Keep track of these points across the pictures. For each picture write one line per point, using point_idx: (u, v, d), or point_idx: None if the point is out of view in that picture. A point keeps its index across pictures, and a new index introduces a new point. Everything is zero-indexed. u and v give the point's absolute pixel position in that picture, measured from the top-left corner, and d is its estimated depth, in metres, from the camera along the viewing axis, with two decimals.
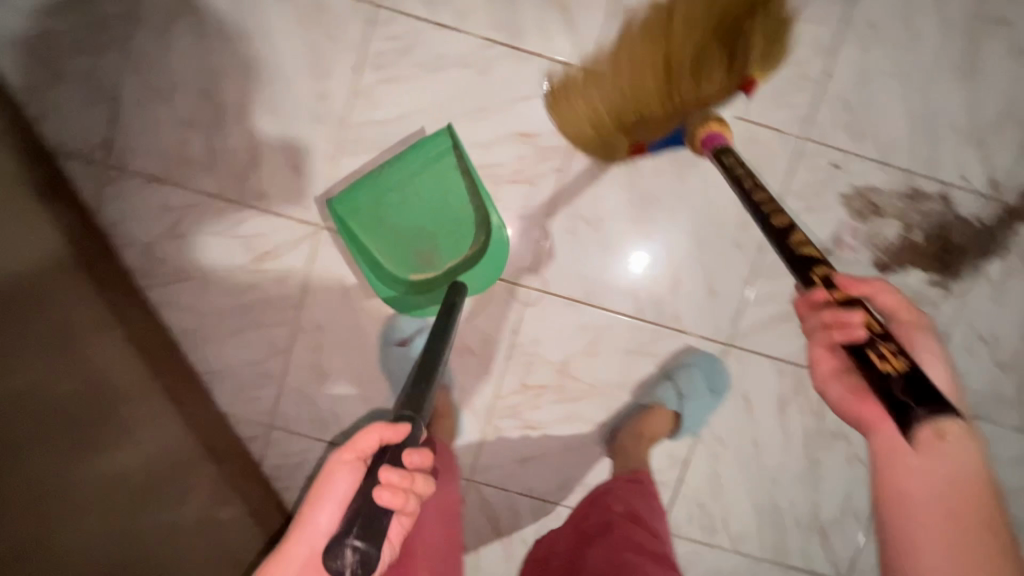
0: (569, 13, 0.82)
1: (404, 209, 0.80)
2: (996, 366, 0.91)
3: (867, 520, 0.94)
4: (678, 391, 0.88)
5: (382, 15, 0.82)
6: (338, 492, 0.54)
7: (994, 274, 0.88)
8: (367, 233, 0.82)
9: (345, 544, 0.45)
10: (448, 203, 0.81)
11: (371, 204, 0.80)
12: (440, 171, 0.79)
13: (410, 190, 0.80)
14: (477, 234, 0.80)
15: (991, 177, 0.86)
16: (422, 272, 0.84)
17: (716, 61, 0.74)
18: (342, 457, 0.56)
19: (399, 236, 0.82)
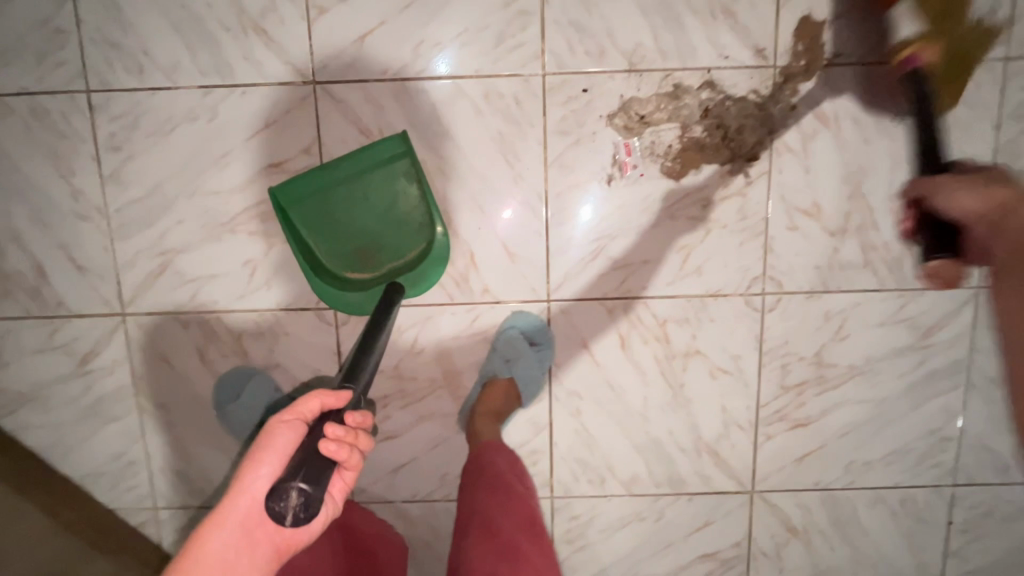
0: (269, 34, 0.81)
1: (352, 208, 0.82)
2: (832, 234, 0.86)
3: (752, 426, 0.91)
4: (504, 357, 0.87)
5: (98, 98, 0.82)
6: (280, 446, 0.57)
7: (791, 143, 0.83)
8: (310, 228, 0.82)
9: (290, 487, 0.52)
10: (397, 205, 0.82)
11: (315, 198, 0.80)
12: (387, 174, 0.81)
13: (360, 191, 0.81)
14: (419, 239, 0.84)
15: (752, 47, 0.81)
16: (361, 268, 0.85)
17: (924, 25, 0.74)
18: (285, 415, 0.58)
19: (344, 235, 0.83)
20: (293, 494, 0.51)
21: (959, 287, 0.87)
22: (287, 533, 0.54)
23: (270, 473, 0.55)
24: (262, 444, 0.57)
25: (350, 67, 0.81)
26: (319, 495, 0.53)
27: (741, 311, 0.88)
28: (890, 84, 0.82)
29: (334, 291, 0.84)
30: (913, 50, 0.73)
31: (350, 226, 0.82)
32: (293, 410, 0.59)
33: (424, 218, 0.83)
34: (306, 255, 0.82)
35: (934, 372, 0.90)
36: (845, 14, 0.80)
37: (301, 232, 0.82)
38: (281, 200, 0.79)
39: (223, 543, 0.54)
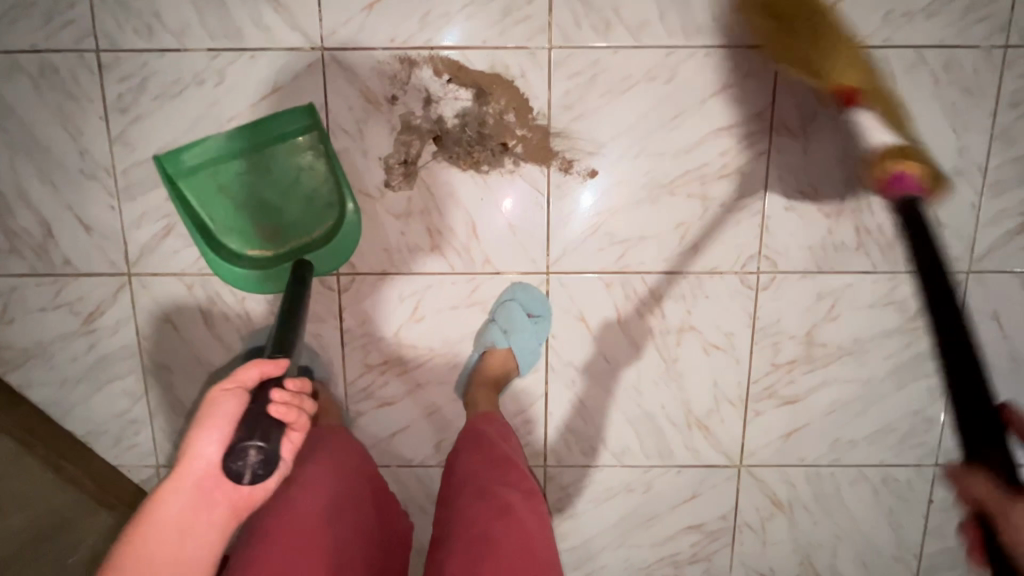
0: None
1: (252, 181, 0.86)
2: (827, 215, 0.87)
3: (741, 401, 0.94)
4: (503, 328, 0.87)
5: (107, 59, 0.83)
6: (224, 415, 0.60)
7: (790, 125, 0.85)
8: (207, 200, 0.87)
9: (248, 445, 0.54)
10: (302, 179, 0.87)
11: (212, 169, 0.86)
12: (292, 146, 0.85)
13: (262, 164, 0.86)
14: (328, 216, 0.88)
15: (756, 27, 0.82)
16: (263, 245, 0.89)
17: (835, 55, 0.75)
18: (225, 384, 0.62)
19: (244, 210, 0.87)
20: (252, 453, 0.54)
21: (948, 271, 0.89)
22: (245, 492, 0.59)
23: (220, 438, 0.59)
24: (209, 413, 0.60)
25: (357, 35, 0.82)
26: (276, 451, 0.55)
27: (735, 288, 0.90)
28: (890, 68, 0.83)
29: (233, 266, 0.88)
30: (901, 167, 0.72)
31: (250, 197, 0.87)
32: (233, 381, 0.63)
33: (333, 194, 0.87)
34: (204, 229, 0.87)
35: (920, 355, 0.92)
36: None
37: (196, 203, 0.86)
38: (174, 171, 0.85)
39: (182, 503, 0.58)
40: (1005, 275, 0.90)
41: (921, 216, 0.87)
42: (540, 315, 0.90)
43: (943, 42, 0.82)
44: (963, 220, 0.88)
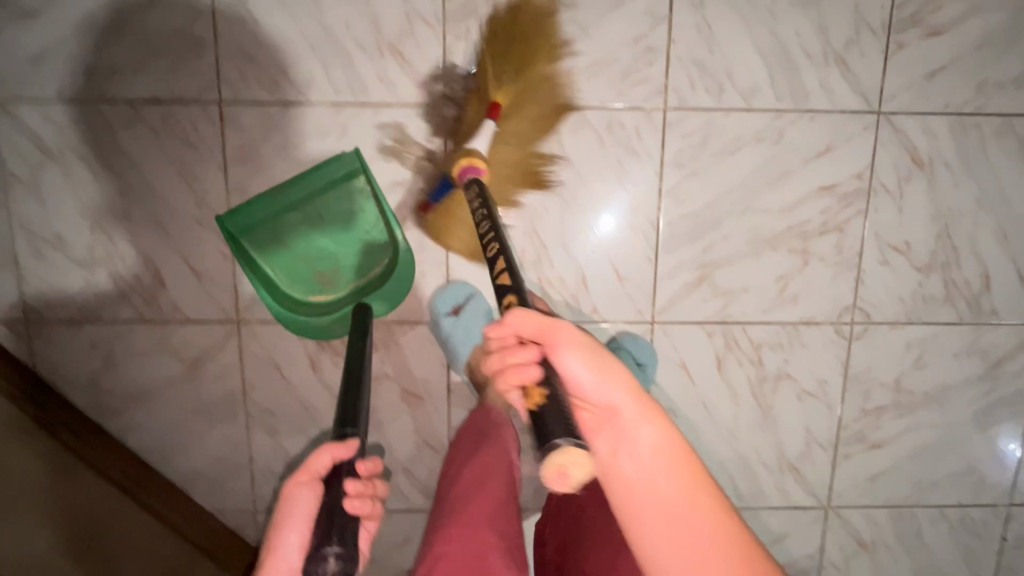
0: (405, 57, 0.83)
1: (307, 229, 0.85)
2: (918, 269, 0.92)
3: (832, 444, 0.97)
4: None
5: (229, 111, 0.84)
6: (301, 513, 0.58)
7: (887, 185, 0.89)
8: (263, 253, 0.85)
9: (326, 553, 0.46)
10: (354, 223, 0.86)
11: (264, 223, 0.84)
12: (346, 191, 0.84)
13: (315, 211, 0.85)
14: (382, 257, 0.87)
15: (860, 93, 0.86)
16: (323, 291, 0.88)
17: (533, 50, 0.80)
18: (299, 478, 0.59)
19: (301, 260, 0.86)
20: (332, 560, 0.46)
21: None
22: None
23: (299, 540, 0.57)
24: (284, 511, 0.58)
25: (480, 92, 0.84)
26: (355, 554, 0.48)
27: (830, 337, 0.93)
28: (981, 133, 0.88)
29: (297, 316, 0.87)
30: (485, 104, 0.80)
31: (305, 245, 0.86)
32: (306, 471, 0.60)
33: (385, 234, 0.86)
34: (264, 280, 0.86)
35: (999, 401, 0.97)
36: (947, 68, 0.86)
37: (253, 257, 0.85)
38: (229, 226, 0.83)
39: None
40: None
41: (1004, 271, 0.92)
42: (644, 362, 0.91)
43: None
44: None
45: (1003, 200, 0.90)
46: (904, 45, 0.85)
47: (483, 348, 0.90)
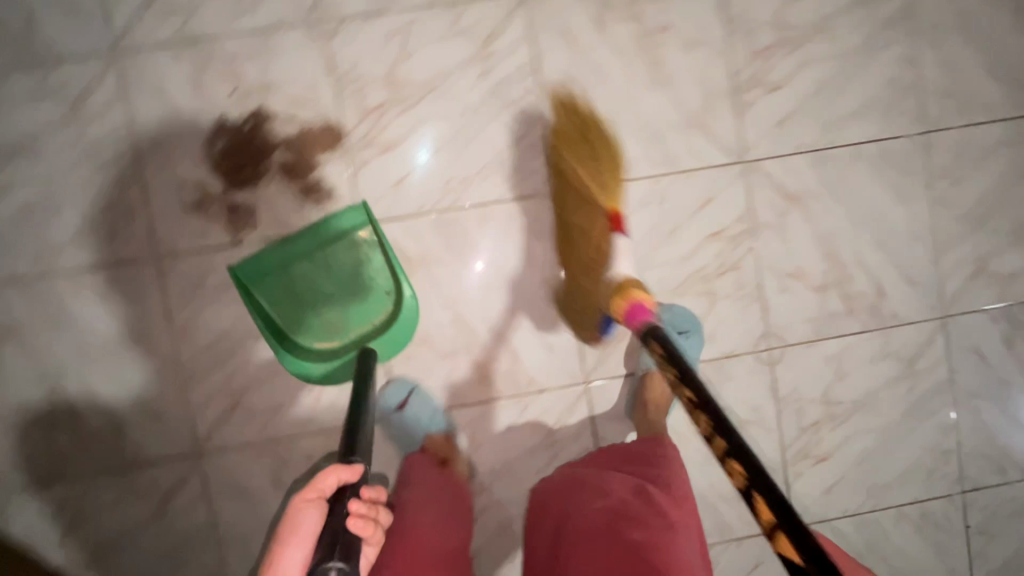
0: (320, 189, 0.93)
1: (315, 274, 0.89)
2: (817, 289, 1.00)
3: (781, 466, 1.02)
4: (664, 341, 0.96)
5: (167, 263, 0.92)
6: (306, 530, 0.59)
7: (768, 222, 0.99)
8: (274, 300, 0.89)
9: (330, 566, 0.49)
10: (359, 271, 0.89)
11: (276, 270, 0.89)
12: (352, 241, 0.90)
13: (323, 260, 0.89)
14: (386, 303, 0.90)
15: (723, 149, 0.97)
16: (328, 337, 0.90)
17: (580, 142, 0.88)
18: (307, 496, 0.60)
19: (304, 309, 0.88)
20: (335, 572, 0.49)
21: (927, 319, 1.02)
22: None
23: (302, 555, 0.57)
24: (287, 526, 0.59)
25: (389, 206, 0.94)
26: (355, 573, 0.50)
27: (753, 366, 1.00)
28: (837, 164, 0.99)
29: (302, 362, 0.89)
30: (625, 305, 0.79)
31: (311, 293, 0.88)
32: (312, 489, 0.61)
33: (389, 282, 0.90)
34: (271, 324, 0.89)
35: (923, 395, 1.03)
36: (794, 115, 0.98)
37: (264, 302, 0.89)
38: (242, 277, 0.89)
39: None
40: (974, 314, 1.03)
41: (893, 277, 1.01)
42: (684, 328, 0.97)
43: (875, 136, 0.99)
44: (929, 275, 1.02)
45: (873, 216, 1.00)
46: (751, 102, 0.97)
47: (437, 434, 0.94)
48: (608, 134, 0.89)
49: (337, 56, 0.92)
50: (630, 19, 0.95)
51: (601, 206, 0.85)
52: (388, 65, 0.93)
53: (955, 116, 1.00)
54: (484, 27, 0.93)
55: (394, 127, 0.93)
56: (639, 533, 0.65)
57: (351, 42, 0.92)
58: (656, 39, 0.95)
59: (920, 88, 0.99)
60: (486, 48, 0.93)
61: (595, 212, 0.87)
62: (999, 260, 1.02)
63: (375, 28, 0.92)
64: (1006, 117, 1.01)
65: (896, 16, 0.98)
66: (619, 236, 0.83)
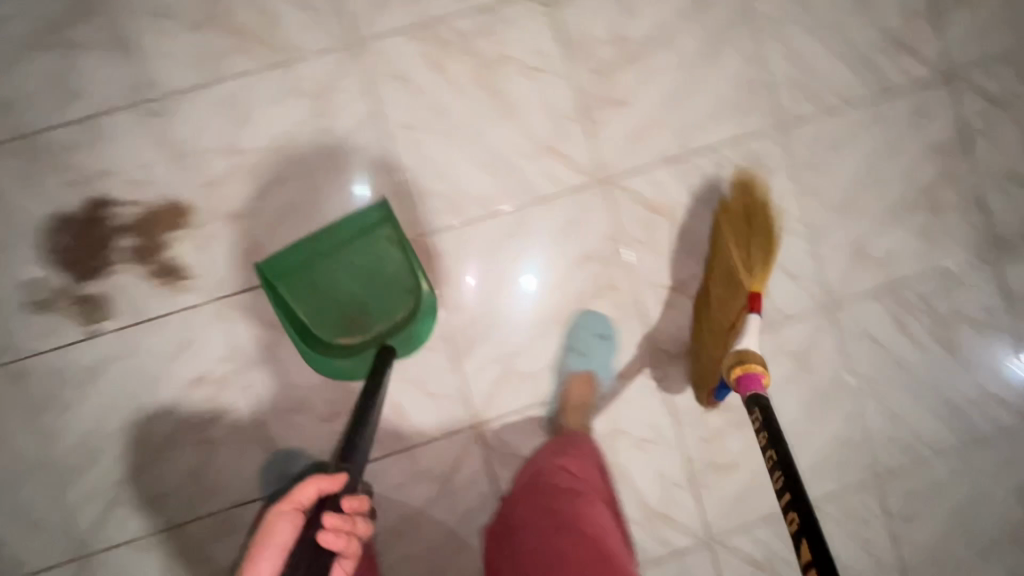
0: (172, 269, 0.91)
1: (338, 274, 0.85)
2: (698, 297, 0.99)
3: (689, 481, 1.00)
4: (579, 350, 0.95)
5: (23, 366, 0.90)
6: (279, 541, 0.63)
7: (637, 237, 0.98)
8: (298, 299, 0.85)
9: None
10: (381, 268, 0.86)
11: (301, 268, 0.84)
12: (372, 237, 0.85)
13: (343, 259, 0.85)
14: (406, 299, 0.88)
15: (581, 171, 0.97)
16: (348, 334, 0.88)
17: (760, 260, 0.85)
18: (282, 508, 0.64)
19: (336, 301, 0.86)
20: None
21: (814, 311, 1.01)
22: None
23: (272, 566, 0.61)
24: (264, 537, 0.63)
25: (248, 276, 0.92)
26: None
27: (645, 384, 0.99)
28: (699, 169, 0.98)
29: (327, 359, 0.87)
30: (740, 372, 0.76)
31: (340, 290, 0.86)
32: (289, 501, 0.65)
33: (411, 279, 0.87)
34: (300, 326, 0.85)
35: (822, 388, 1.02)
36: (648, 127, 0.97)
37: (290, 303, 0.84)
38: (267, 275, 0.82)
39: None
40: (862, 299, 1.02)
41: (774, 275, 1.00)
42: (604, 332, 0.97)
43: (733, 136, 0.98)
44: (809, 266, 1.01)
45: None
46: (600, 122, 0.97)
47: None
48: (767, 228, 0.89)
49: (172, 132, 0.91)
50: (466, 53, 0.94)
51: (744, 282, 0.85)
52: (226, 134, 0.92)
53: (810, 106, 0.99)
54: (320, 84, 0.92)
55: (241, 195, 0.92)
56: (572, 539, 0.73)
57: (184, 116, 0.91)
58: (497, 71, 0.94)
59: (770, 83, 0.99)
60: (324, 105, 0.93)
61: (734, 291, 0.88)
62: (876, 242, 1.02)
63: (207, 98, 0.91)
64: (861, 100, 1.00)
65: (735, 16, 0.98)
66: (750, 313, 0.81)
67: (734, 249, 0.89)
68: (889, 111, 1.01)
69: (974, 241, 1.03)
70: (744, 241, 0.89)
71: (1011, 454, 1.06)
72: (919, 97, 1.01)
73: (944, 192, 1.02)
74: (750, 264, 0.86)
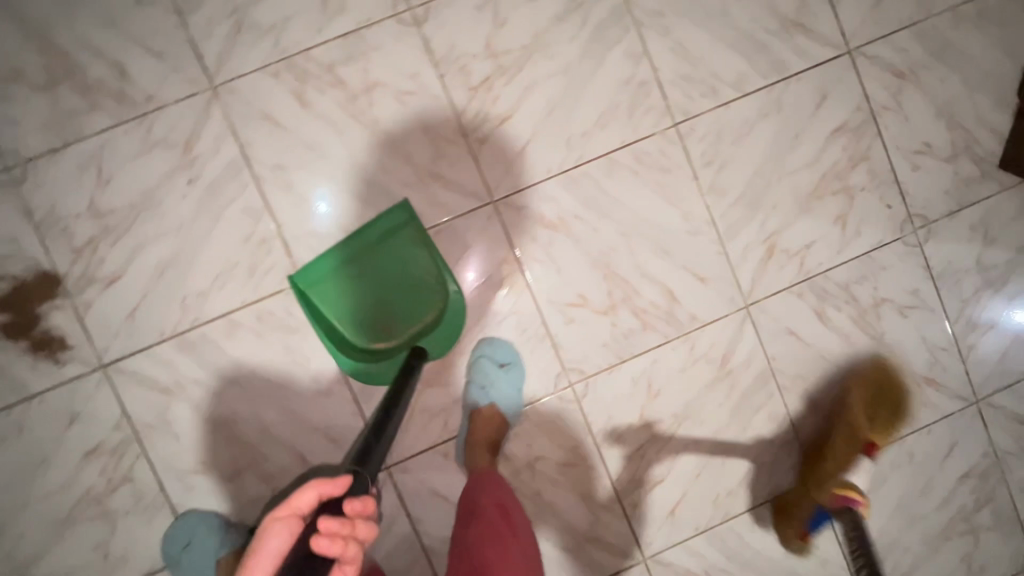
0: (50, 340, 0.87)
1: (368, 278, 0.89)
2: (606, 312, 0.95)
3: (615, 502, 0.97)
4: (481, 384, 0.92)
5: None
6: (273, 549, 0.51)
7: (534, 257, 0.94)
8: (329, 305, 0.89)
9: None
10: (407, 271, 0.90)
11: (330, 274, 0.89)
12: (401, 239, 0.89)
13: (373, 262, 0.89)
14: (434, 301, 0.90)
15: (468, 193, 0.92)
16: (380, 338, 0.91)
17: (883, 415, 0.98)
18: (279, 513, 0.53)
19: (367, 306, 0.90)
20: None
21: (730, 313, 0.97)
22: None
23: None
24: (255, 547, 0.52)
25: (130, 340, 0.89)
26: None
27: (558, 407, 0.95)
28: (592, 178, 0.94)
29: (361, 364, 0.90)
30: (846, 492, 0.80)
31: (366, 296, 0.90)
32: (286, 507, 0.53)
33: (436, 279, 0.89)
34: (331, 331, 0.89)
35: (747, 392, 0.98)
36: (533, 142, 0.93)
37: (324, 310, 0.89)
38: (299, 281, 0.88)
39: None
40: (780, 295, 0.97)
41: (683, 281, 0.96)
42: (507, 360, 0.93)
43: (625, 141, 0.94)
44: (720, 267, 0.96)
45: (646, 221, 0.95)
46: (484, 141, 0.92)
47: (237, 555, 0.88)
48: (895, 396, 0.99)
49: (32, 200, 0.87)
50: (333, 84, 0.89)
51: (858, 433, 0.91)
52: (88, 195, 0.87)
53: (702, 100, 0.95)
54: (182, 133, 0.88)
55: (113, 257, 0.88)
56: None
57: (42, 182, 0.87)
58: (367, 99, 0.90)
59: (658, 81, 0.94)
60: (189, 154, 0.88)
61: (853, 444, 0.90)
62: (790, 234, 0.97)
63: (64, 161, 0.87)
64: (757, 88, 0.95)
65: (613, 14, 0.93)
66: (862, 458, 0.87)
67: (875, 415, 0.97)
68: (788, 96, 0.96)
69: (893, 222, 0.98)
70: (887, 406, 0.98)
71: (955, 439, 1.01)
72: (819, 77, 0.96)
73: (856, 174, 0.97)
74: (873, 406, 0.97)
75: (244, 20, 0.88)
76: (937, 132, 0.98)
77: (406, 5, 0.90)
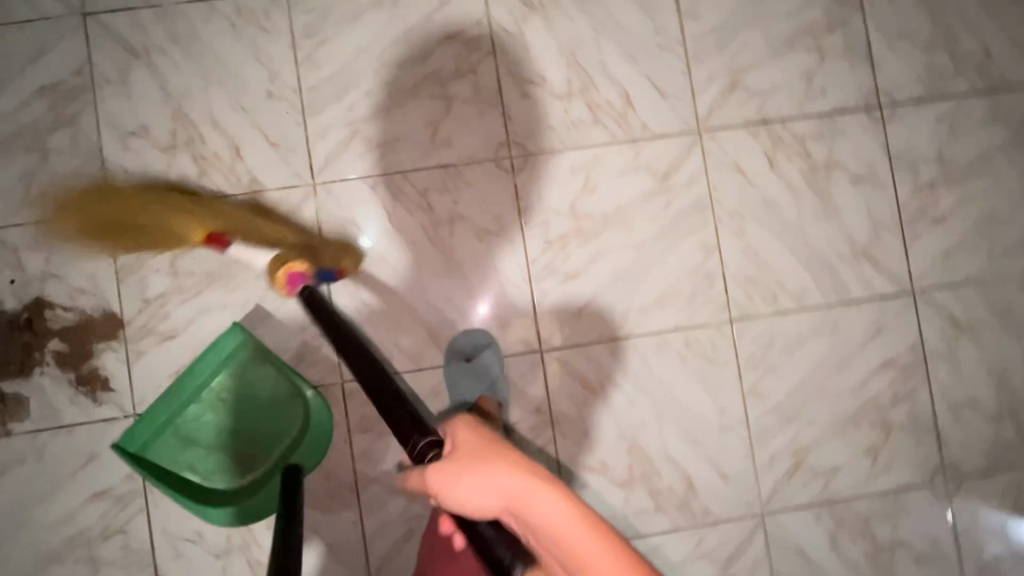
0: (95, 378, 0.91)
1: (215, 414, 0.90)
2: (623, 483, 0.95)
3: None
4: None
5: None
6: None
7: (567, 414, 0.95)
8: (177, 461, 0.89)
9: None
10: (258, 391, 0.91)
11: (167, 430, 0.89)
12: (238, 364, 0.90)
13: (217, 398, 0.90)
14: (293, 411, 0.91)
15: (520, 337, 0.95)
16: (246, 472, 0.90)
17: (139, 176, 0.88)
18: None
19: (221, 441, 0.90)
20: None
21: (743, 517, 0.96)
22: None
23: None
24: None
25: None
26: None
27: None
28: (640, 352, 0.96)
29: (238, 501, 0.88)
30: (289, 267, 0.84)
31: (208, 433, 0.90)
32: None
33: (287, 392, 0.91)
34: (192, 483, 0.89)
35: None
36: (592, 303, 0.96)
37: (174, 470, 0.89)
38: (131, 449, 0.88)
39: None
40: (798, 512, 0.96)
41: (703, 472, 0.96)
42: None
43: (678, 325, 0.97)
44: (744, 468, 0.96)
45: (681, 406, 0.96)
46: (547, 291, 0.96)
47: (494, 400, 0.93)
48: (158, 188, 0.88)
49: None
50: (420, 208, 0.95)
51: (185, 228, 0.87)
52: (172, 253, 0.93)
53: (761, 303, 0.97)
54: (272, 217, 0.94)
55: (175, 316, 0.92)
56: None
57: None
58: (448, 228, 0.95)
59: (724, 275, 0.97)
60: None
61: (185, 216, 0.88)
62: (819, 453, 0.97)
63: None
64: (816, 305, 0.98)
65: (695, 205, 0.98)
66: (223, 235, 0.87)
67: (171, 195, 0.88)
68: (846, 320, 0.98)
69: (924, 467, 0.98)
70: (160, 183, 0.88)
71: None
72: (879, 309, 0.98)
73: (897, 411, 0.98)
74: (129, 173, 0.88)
75: (360, 133, 0.95)
76: (985, 390, 0.99)
77: (507, 153, 0.96)
